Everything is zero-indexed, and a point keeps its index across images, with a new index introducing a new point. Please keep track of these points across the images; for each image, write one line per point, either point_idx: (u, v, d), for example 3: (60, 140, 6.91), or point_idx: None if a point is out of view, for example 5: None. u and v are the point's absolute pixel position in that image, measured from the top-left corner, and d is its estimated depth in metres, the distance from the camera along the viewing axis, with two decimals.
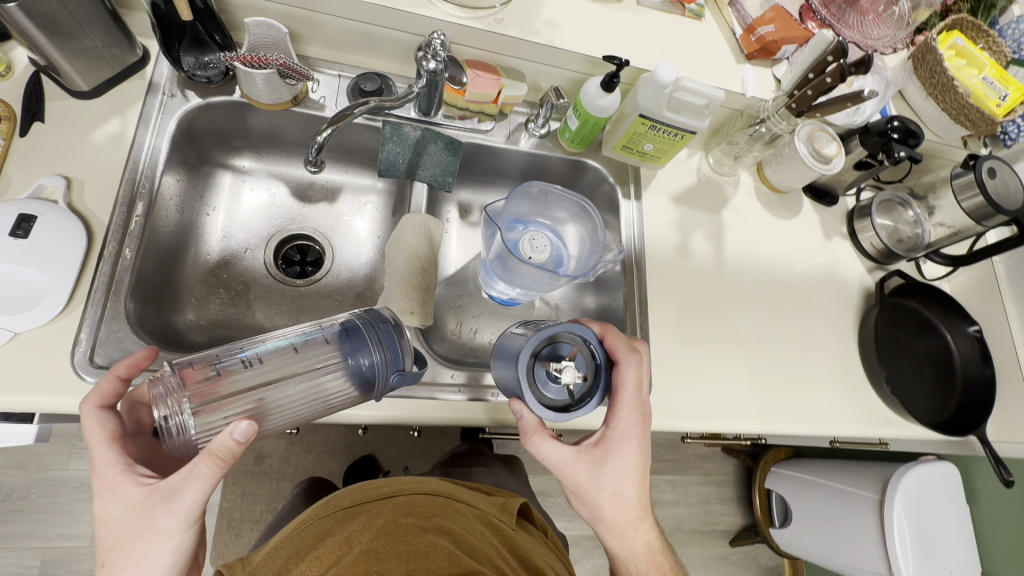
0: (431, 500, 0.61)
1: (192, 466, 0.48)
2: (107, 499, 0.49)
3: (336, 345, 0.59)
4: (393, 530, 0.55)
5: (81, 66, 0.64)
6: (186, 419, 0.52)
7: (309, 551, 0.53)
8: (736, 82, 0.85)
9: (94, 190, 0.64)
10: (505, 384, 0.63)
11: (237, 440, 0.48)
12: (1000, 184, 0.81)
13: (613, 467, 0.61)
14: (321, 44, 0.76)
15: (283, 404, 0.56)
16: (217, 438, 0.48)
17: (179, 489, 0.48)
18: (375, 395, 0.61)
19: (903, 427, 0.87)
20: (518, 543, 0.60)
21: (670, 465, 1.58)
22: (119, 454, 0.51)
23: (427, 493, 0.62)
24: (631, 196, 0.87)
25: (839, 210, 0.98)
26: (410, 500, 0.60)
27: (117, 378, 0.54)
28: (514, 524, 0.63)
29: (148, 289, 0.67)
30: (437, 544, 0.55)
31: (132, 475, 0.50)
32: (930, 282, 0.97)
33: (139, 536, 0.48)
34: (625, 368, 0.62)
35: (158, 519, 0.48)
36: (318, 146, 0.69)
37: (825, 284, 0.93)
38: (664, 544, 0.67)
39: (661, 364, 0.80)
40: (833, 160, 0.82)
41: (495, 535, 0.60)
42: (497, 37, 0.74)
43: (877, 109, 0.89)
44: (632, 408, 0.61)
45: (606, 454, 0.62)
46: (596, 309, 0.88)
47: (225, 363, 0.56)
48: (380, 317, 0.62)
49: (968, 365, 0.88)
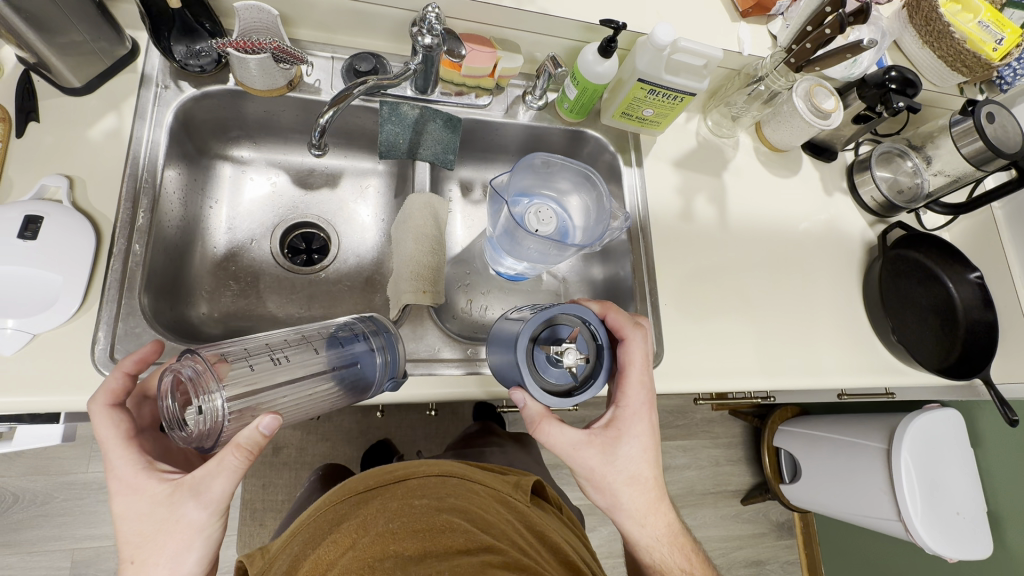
0: (443, 481, 0.62)
1: (220, 457, 0.49)
2: (130, 497, 0.50)
3: (348, 347, 0.60)
4: (407, 512, 0.56)
5: (72, 61, 0.62)
6: (218, 402, 0.50)
7: (326, 535, 0.55)
8: (732, 41, 0.84)
9: (97, 188, 0.63)
10: (504, 370, 0.62)
11: (263, 434, 0.49)
12: (1000, 128, 0.81)
13: (627, 448, 0.63)
14: (312, 26, 0.75)
15: (304, 400, 0.58)
16: (245, 431, 0.49)
17: (210, 481, 0.49)
18: (368, 396, 0.63)
19: (904, 377, 0.89)
20: (532, 519, 0.62)
21: (679, 432, 1.61)
22: (136, 453, 0.52)
23: (440, 475, 0.62)
24: (633, 163, 0.87)
25: (839, 165, 0.99)
26: (422, 482, 0.61)
27: (124, 374, 0.54)
28: (529, 501, 0.64)
29: (161, 284, 0.67)
30: (453, 522, 0.56)
31: (153, 472, 0.51)
32: (931, 231, 0.98)
33: (170, 531, 0.49)
34: (632, 345, 0.63)
35: (189, 512, 0.49)
36: (320, 130, 0.69)
37: (827, 240, 0.94)
38: (681, 526, 0.69)
39: (671, 328, 0.81)
40: (831, 115, 0.82)
41: (509, 511, 0.61)
42: (491, 8, 0.72)
43: (874, 60, 0.89)
44: (641, 384, 0.63)
45: (618, 437, 0.63)
46: (604, 278, 0.88)
47: (256, 358, 0.56)
48: (383, 324, 0.64)
49: (970, 312, 0.90)
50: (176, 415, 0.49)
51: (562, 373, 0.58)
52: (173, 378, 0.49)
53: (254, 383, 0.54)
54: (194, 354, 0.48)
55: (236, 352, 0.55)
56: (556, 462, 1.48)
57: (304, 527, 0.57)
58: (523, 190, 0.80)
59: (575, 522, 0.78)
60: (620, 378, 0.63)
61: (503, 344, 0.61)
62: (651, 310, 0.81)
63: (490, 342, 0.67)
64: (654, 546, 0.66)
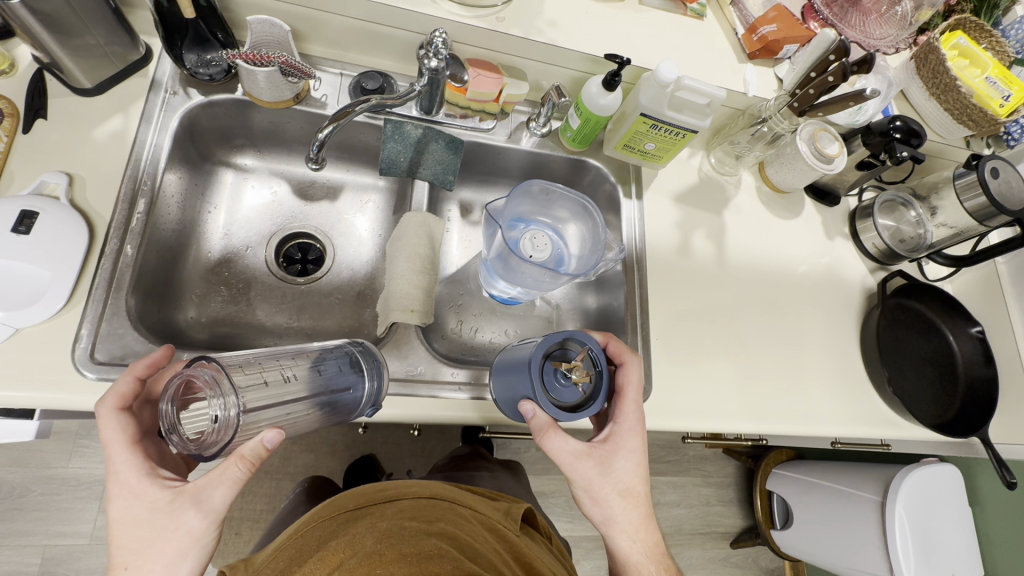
0: (435, 505, 0.61)
1: (223, 467, 0.49)
2: (130, 501, 0.49)
3: (344, 369, 0.61)
4: (396, 534, 0.55)
5: (84, 62, 0.63)
6: (230, 412, 0.48)
7: (312, 553, 0.53)
8: (738, 81, 0.84)
9: (96, 187, 0.64)
10: (511, 389, 0.61)
11: (265, 447, 0.50)
12: (1004, 184, 0.80)
13: (621, 465, 0.61)
14: (323, 42, 0.76)
15: (288, 421, 0.57)
16: (249, 442, 0.49)
17: (211, 492, 0.49)
18: (350, 419, 0.62)
19: (902, 430, 0.87)
20: (522, 549, 0.59)
21: (671, 467, 1.57)
22: (139, 457, 0.51)
23: (430, 498, 0.61)
24: (632, 196, 0.87)
25: (841, 210, 0.99)
26: (412, 504, 0.60)
27: (134, 378, 0.54)
28: (519, 530, 0.61)
29: (150, 286, 0.67)
30: (441, 548, 0.54)
31: (156, 478, 0.50)
32: (933, 282, 0.97)
33: (167, 540, 0.48)
34: (629, 369, 0.64)
35: (188, 520, 0.49)
36: (318, 143, 0.68)
37: (826, 284, 0.93)
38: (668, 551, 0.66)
39: (662, 364, 0.80)
40: (835, 160, 0.82)
41: (499, 540, 0.59)
42: (499, 36, 0.73)
43: (879, 109, 0.89)
44: (638, 406, 0.64)
45: (613, 450, 0.61)
46: (597, 308, 0.88)
47: (252, 375, 0.54)
48: (373, 350, 0.65)
49: (971, 368, 0.89)
50: (172, 419, 0.47)
51: (573, 394, 0.58)
52: (184, 381, 0.48)
53: (250, 399, 0.53)
54: (209, 361, 0.47)
55: (238, 363, 0.55)
56: (541, 490, 1.45)
57: (290, 544, 0.55)
58: (524, 215, 0.80)
59: (564, 552, 0.75)
60: (616, 398, 0.64)
61: (512, 367, 0.61)
62: (641, 344, 0.80)
63: (496, 370, 0.66)
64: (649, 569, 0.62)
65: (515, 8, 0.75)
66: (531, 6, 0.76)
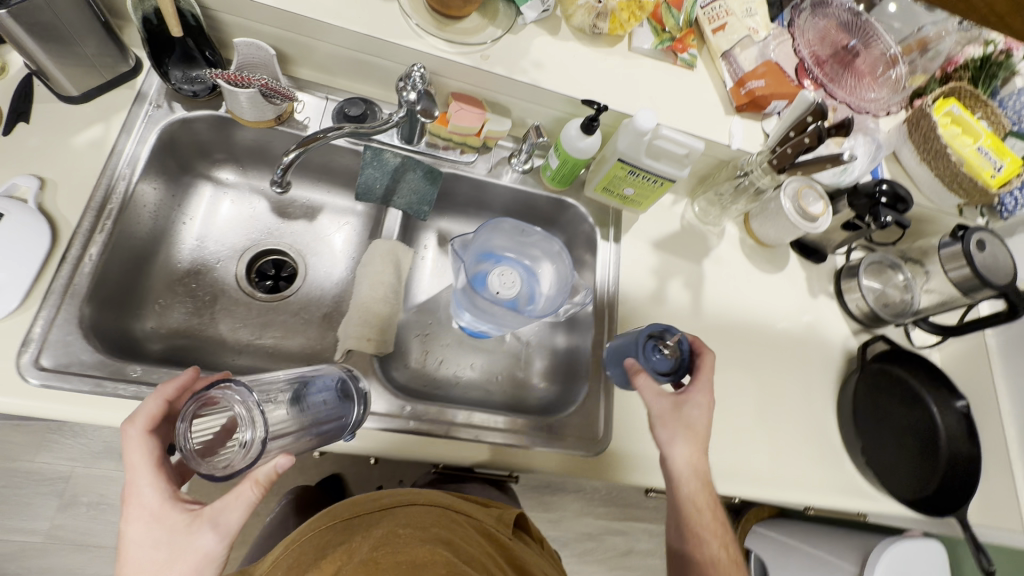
0: (429, 510, 0.58)
1: (237, 491, 0.49)
2: (147, 522, 0.48)
3: (331, 398, 0.62)
4: (393, 541, 0.53)
5: (71, 71, 0.65)
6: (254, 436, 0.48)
7: (306, 564, 0.51)
8: (723, 133, 0.83)
9: (67, 192, 0.64)
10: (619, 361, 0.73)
11: (276, 470, 0.50)
12: (989, 257, 0.78)
13: (693, 415, 0.66)
14: (312, 67, 0.77)
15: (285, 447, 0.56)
16: (262, 466, 0.50)
17: (229, 519, 0.49)
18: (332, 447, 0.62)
19: (876, 501, 0.83)
20: (515, 553, 0.57)
21: (649, 514, 1.51)
22: (162, 478, 0.50)
23: (423, 505, 0.59)
24: (610, 238, 0.86)
25: (827, 268, 0.97)
26: (409, 512, 0.58)
27: (163, 400, 0.52)
28: (511, 534, 0.60)
29: (110, 294, 0.67)
30: (436, 554, 0.52)
31: (176, 501, 0.50)
32: (919, 350, 0.94)
33: (181, 565, 0.47)
34: (709, 356, 0.68)
35: (203, 542, 0.48)
36: (284, 166, 0.69)
37: (805, 342, 0.90)
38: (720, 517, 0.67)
39: (626, 413, 0.77)
40: (819, 219, 0.82)
41: (491, 544, 0.57)
42: (482, 73, 0.74)
43: (867, 169, 0.87)
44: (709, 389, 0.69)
45: (686, 400, 0.67)
46: (566, 348, 0.86)
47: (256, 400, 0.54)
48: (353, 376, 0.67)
49: (954, 443, 0.84)
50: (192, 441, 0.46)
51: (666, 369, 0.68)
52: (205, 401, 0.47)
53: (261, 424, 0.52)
54: (235, 384, 0.47)
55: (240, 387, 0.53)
56: None
57: (285, 555, 0.54)
58: (500, 251, 0.81)
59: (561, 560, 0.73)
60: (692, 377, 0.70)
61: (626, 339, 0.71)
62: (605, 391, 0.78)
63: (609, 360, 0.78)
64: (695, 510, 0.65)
65: (500, 46, 0.75)
66: (518, 46, 0.76)
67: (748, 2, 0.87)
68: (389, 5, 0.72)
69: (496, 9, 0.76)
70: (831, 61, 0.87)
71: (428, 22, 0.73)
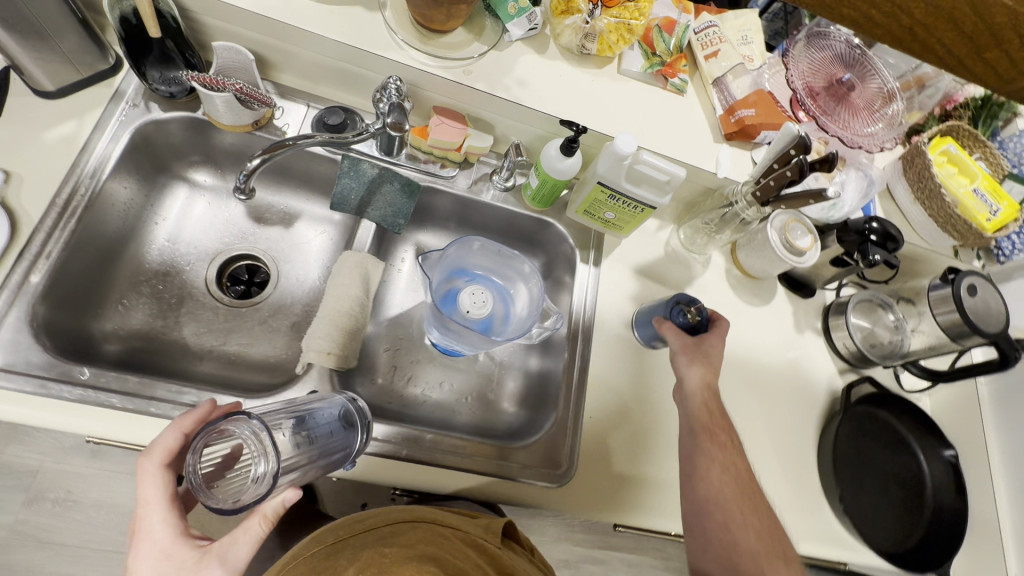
0: (415, 527, 0.57)
1: (246, 524, 0.48)
2: (156, 561, 0.47)
3: (335, 427, 0.62)
4: (377, 560, 0.50)
5: (46, 68, 0.65)
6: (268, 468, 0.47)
7: None
8: (710, 160, 0.80)
9: (31, 188, 0.64)
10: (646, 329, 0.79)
11: (284, 505, 0.49)
12: (981, 303, 0.75)
13: (712, 347, 0.74)
14: (295, 73, 0.77)
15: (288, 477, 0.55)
16: (272, 501, 0.49)
17: (235, 556, 0.47)
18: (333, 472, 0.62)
19: (856, 551, 0.79)
20: (506, 564, 0.54)
21: (631, 544, 1.45)
22: (175, 515, 0.49)
23: (410, 522, 0.57)
24: (590, 261, 0.84)
25: (816, 303, 0.94)
26: (394, 532, 0.55)
27: (181, 434, 0.51)
28: (501, 544, 0.57)
29: (69, 292, 0.65)
30: (421, 569, 0.49)
31: (187, 538, 0.48)
32: (908, 394, 0.90)
33: None
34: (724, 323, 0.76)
35: None
36: (246, 173, 0.67)
37: (788, 380, 0.87)
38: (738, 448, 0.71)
39: (594, 445, 0.74)
40: (806, 253, 0.79)
41: (480, 555, 0.54)
42: (463, 89, 0.73)
43: (859, 204, 0.85)
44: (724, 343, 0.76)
45: (704, 337, 0.75)
46: (538, 371, 0.83)
47: None
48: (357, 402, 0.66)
49: (941, 495, 0.81)
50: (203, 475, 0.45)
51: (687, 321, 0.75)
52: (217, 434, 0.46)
53: None
54: (246, 417, 0.46)
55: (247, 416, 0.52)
56: None
57: None
58: (477, 268, 0.81)
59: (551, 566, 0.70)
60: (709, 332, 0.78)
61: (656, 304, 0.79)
62: (573, 418, 0.75)
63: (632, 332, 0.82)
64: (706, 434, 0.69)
65: (484, 63, 0.74)
66: (503, 62, 0.75)
67: (743, 30, 0.86)
68: (373, 16, 0.71)
69: (483, 24, 0.76)
70: (824, 95, 0.85)
71: (412, 35, 0.72)
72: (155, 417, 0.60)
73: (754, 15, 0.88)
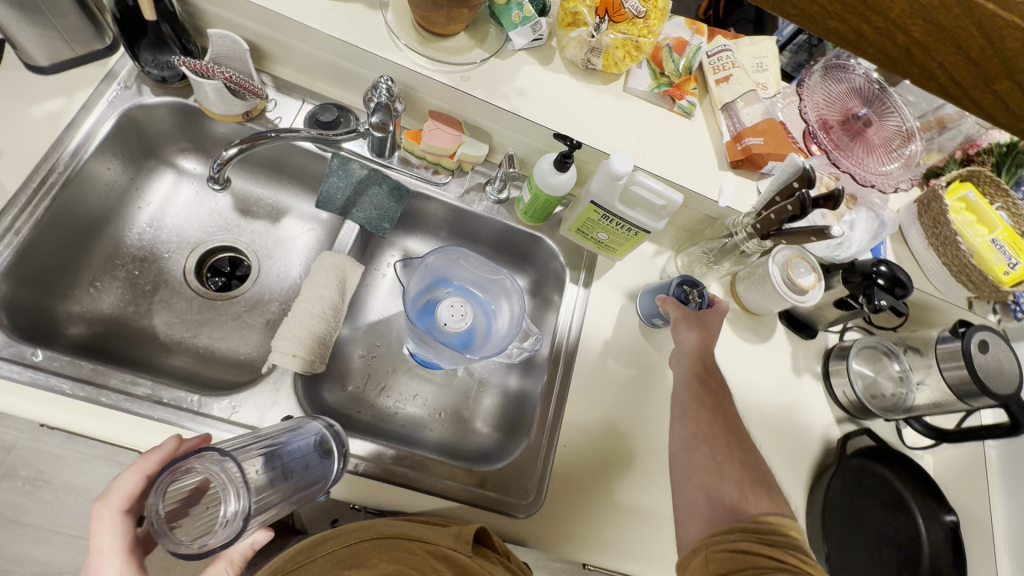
0: (376, 545, 0.52)
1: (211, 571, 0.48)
2: None
3: (312, 454, 0.57)
4: None
5: (38, 43, 0.64)
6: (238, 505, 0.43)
7: None
8: (713, 187, 0.76)
9: (11, 162, 0.63)
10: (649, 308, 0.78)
11: (253, 548, 0.50)
12: (992, 361, 0.70)
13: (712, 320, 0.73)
14: (293, 67, 0.76)
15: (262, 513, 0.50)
16: (239, 545, 0.49)
17: None
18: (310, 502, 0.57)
19: None
20: None
21: None
22: (135, 565, 0.45)
23: (370, 540, 0.53)
24: (580, 282, 0.81)
25: (817, 345, 0.89)
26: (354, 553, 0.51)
27: (144, 476, 0.46)
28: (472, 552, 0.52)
29: (37, 270, 0.64)
30: None
31: None
32: (909, 450, 0.85)
33: None
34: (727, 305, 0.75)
35: None
36: (220, 163, 0.68)
37: (781, 424, 0.82)
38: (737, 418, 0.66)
39: (565, 476, 0.69)
40: (809, 292, 0.74)
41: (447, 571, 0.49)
42: (460, 95, 0.71)
43: (868, 246, 0.81)
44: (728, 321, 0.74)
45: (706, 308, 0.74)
46: (517, 392, 0.80)
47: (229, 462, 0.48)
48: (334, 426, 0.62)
49: (938, 563, 0.75)
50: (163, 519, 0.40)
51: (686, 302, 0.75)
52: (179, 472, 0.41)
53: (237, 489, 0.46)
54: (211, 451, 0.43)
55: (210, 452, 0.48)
56: None
57: None
58: (459, 280, 0.79)
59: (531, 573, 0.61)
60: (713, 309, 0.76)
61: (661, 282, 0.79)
62: (545, 445, 0.70)
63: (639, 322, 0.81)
64: (693, 388, 0.67)
65: (484, 69, 0.72)
66: (503, 71, 0.73)
67: (759, 56, 0.83)
68: (373, 14, 0.70)
69: (487, 31, 0.74)
70: (836, 129, 0.80)
71: (413, 37, 0.70)
72: (105, 407, 0.58)
73: (771, 42, 0.85)
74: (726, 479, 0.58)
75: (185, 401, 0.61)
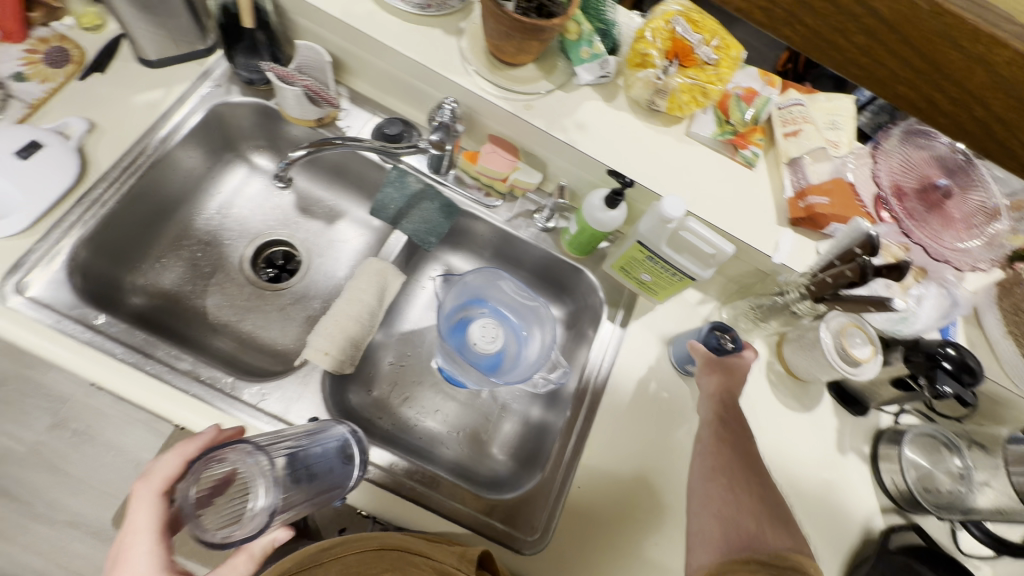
0: (379, 558, 0.51)
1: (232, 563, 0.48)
2: None
3: (335, 460, 0.57)
4: None
5: (151, 40, 0.71)
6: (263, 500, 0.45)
7: None
8: (769, 242, 0.73)
9: (109, 140, 0.69)
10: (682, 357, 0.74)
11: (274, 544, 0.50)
12: None
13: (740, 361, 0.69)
14: (368, 82, 0.80)
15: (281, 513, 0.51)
16: (261, 539, 0.50)
17: None
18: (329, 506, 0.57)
19: None
20: None
21: None
22: (165, 547, 0.45)
23: (373, 551, 0.52)
24: (616, 320, 0.79)
25: (867, 425, 0.81)
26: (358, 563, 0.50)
27: (183, 459, 0.48)
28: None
29: (114, 240, 0.70)
30: None
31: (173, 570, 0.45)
32: (963, 558, 0.75)
33: None
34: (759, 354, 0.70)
35: None
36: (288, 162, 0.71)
37: (819, 505, 0.75)
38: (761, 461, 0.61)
39: (574, 521, 0.66)
40: (863, 365, 0.69)
41: None
42: (520, 122, 0.72)
43: (936, 325, 0.75)
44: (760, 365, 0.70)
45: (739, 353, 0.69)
46: (537, 423, 0.78)
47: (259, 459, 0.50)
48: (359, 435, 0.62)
49: None
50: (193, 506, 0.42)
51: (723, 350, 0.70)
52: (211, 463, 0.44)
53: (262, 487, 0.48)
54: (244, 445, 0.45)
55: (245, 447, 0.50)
56: None
57: None
58: (495, 301, 0.79)
59: None
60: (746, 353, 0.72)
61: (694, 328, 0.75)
62: (558, 484, 0.68)
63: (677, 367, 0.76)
64: (713, 425, 0.64)
65: (547, 100, 0.73)
66: (566, 104, 0.74)
67: (834, 114, 0.81)
68: (448, 39, 0.73)
69: (555, 64, 0.75)
70: (913, 198, 0.75)
71: (482, 63, 0.72)
72: (148, 376, 0.61)
73: (848, 100, 0.82)
74: (742, 512, 0.55)
75: (219, 382, 0.64)
